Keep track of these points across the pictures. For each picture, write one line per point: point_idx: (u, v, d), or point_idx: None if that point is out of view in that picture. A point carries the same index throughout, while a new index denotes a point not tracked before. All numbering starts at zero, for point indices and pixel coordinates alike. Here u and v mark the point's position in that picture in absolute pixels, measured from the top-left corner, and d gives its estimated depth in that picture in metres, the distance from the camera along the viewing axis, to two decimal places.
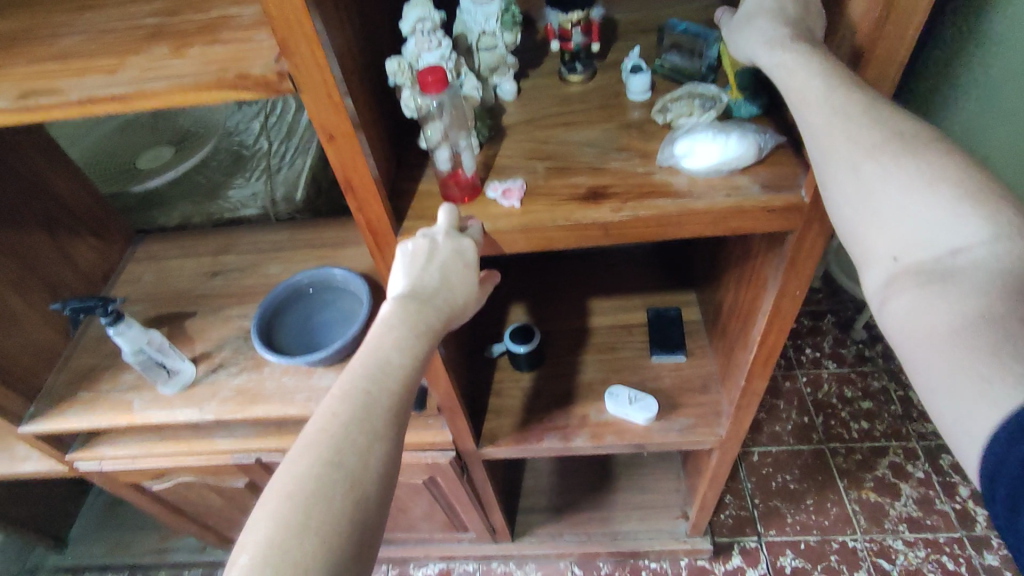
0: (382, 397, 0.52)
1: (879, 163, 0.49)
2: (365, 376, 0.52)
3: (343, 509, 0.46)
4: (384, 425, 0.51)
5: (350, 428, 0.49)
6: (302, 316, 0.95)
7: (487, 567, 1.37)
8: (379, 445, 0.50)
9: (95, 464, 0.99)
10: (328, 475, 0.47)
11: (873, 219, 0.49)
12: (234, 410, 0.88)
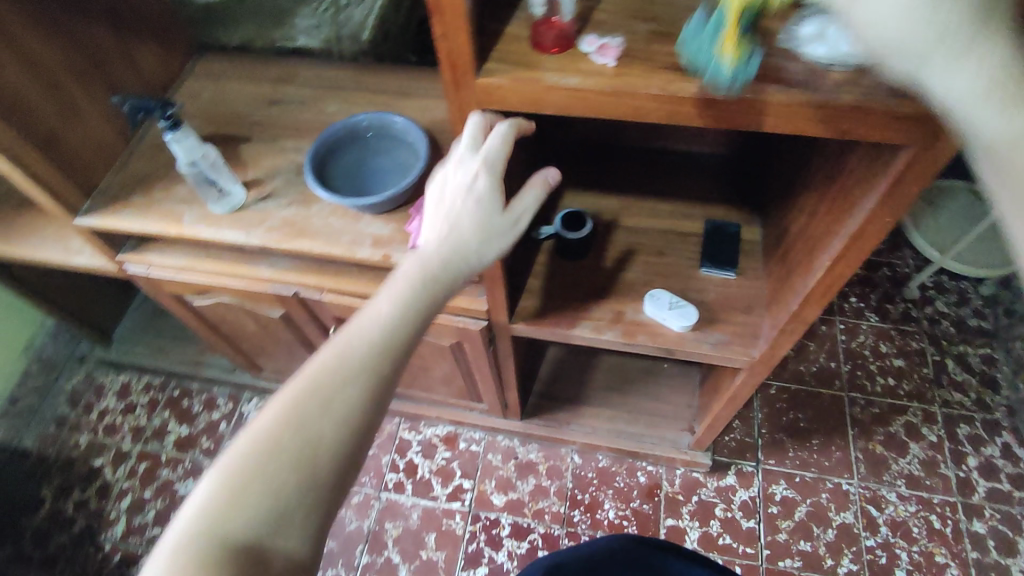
0: (357, 361, 0.56)
1: None
2: (374, 320, 0.58)
3: (328, 432, 0.53)
4: (352, 389, 0.55)
5: (323, 389, 0.55)
6: (357, 159, 0.92)
7: (492, 438, 1.45)
8: (345, 407, 0.55)
9: (144, 269, 1.03)
10: (290, 429, 0.53)
11: None
12: (280, 240, 0.89)
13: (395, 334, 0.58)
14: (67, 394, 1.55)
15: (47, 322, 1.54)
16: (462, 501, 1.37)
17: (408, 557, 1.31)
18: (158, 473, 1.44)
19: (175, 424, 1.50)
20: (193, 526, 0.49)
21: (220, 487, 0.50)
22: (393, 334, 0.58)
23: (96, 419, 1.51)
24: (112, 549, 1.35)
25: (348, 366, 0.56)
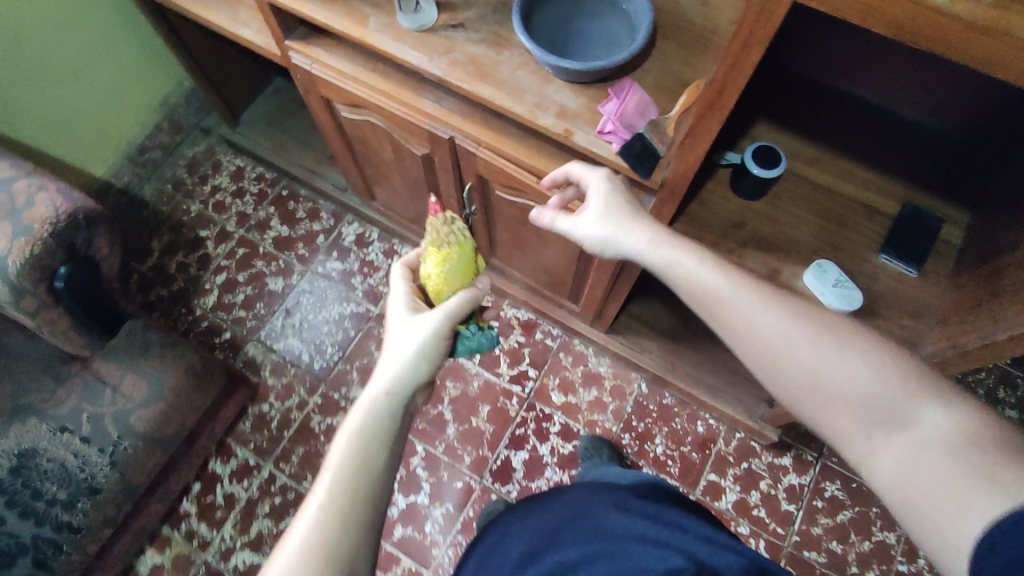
0: (377, 439, 0.59)
1: (823, 342, 0.58)
2: (374, 409, 0.60)
3: (362, 502, 0.56)
4: (379, 463, 0.58)
5: (356, 470, 0.57)
6: (566, 16, 0.83)
7: (568, 339, 1.43)
8: (377, 479, 0.58)
9: (307, 63, 0.98)
10: (339, 504, 0.55)
11: (841, 392, 0.56)
12: (461, 78, 0.82)
13: (398, 406, 0.61)
14: (188, 161, 1.60)
15: (185, 85, 1.55)
16: (523, 387, 1.39)
17: (459, 419, 1.36)
18: (254, 262, 1.50)
19: (278, 223, 1.53)
20: None
21: None
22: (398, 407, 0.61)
23: (209, 193, 1.56)
24: (201, 316, 1.44)
25: (356, 462, 0.58)
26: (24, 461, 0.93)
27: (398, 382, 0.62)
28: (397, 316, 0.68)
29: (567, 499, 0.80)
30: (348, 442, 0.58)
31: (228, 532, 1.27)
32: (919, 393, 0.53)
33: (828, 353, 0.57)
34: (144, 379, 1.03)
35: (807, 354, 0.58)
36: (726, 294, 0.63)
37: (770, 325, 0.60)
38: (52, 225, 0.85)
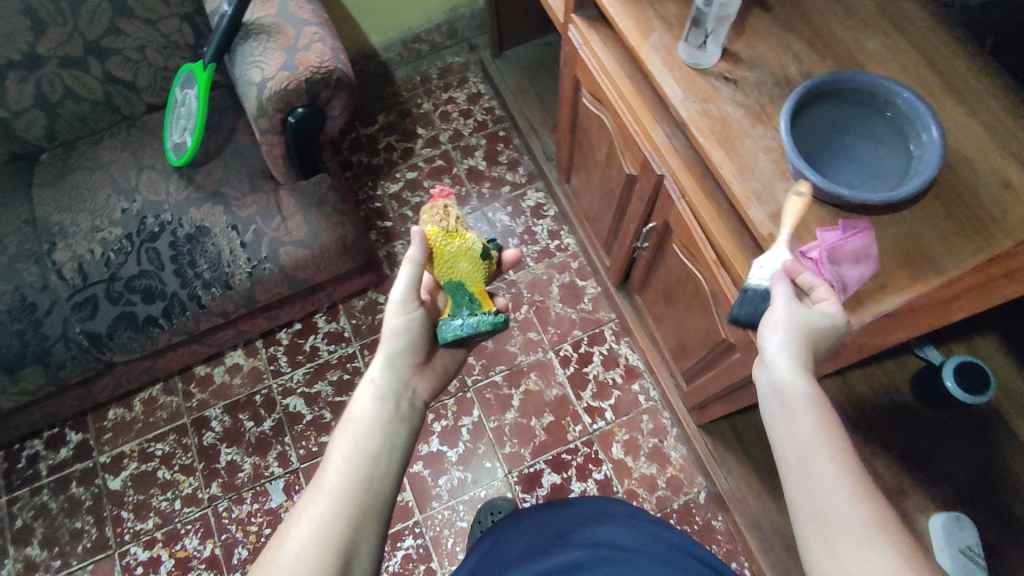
0: (364, 415, 0.68)
1: (833, 455, 0.55)
2: (364, 399, 0.70)
3: (364, 461, 0.63)
4: (366, 431, 0.66)
5: (349, 444, 0.65)
6: (846, 123, 0.75)
7: (660, 408, 1.37)
8: (366, 444, 0.65)
9: (579, 42, 1.00)
10: (342, 468, 0.62)
11: (823, 504, 0.53)
12: (702, 131, 0.79)
13: (385, 392, 0.71)
14: (444, 66, 1.73)
15: (478, 3, 1.67)
16: (592, 421, 1.37)
17: (522, 410, 1.38)
18: (442, 177, 1.60)
19: (480, 155, 1.62)
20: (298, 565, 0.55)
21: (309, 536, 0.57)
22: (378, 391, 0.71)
23: (443, 101, 1.68)
24: (378, 196, 1.58)
25: (349, 444, 0.65)
26: (198, 235, 1.14)
27: (384, 374, 0.73)
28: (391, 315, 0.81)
29: (572, 504, 0.85)
30: (343, 433, 0.66)
31: (298, 376, 1.43)
32: (885, 542, 0.50)
33: (829, 465, 0.54)
34: (306, 225, 1.15)
35: (818, 444, 0.55)
36: (794, 382, 0.59)
37: (803, 404, 0.58)
38: (310, 74, 0.97)
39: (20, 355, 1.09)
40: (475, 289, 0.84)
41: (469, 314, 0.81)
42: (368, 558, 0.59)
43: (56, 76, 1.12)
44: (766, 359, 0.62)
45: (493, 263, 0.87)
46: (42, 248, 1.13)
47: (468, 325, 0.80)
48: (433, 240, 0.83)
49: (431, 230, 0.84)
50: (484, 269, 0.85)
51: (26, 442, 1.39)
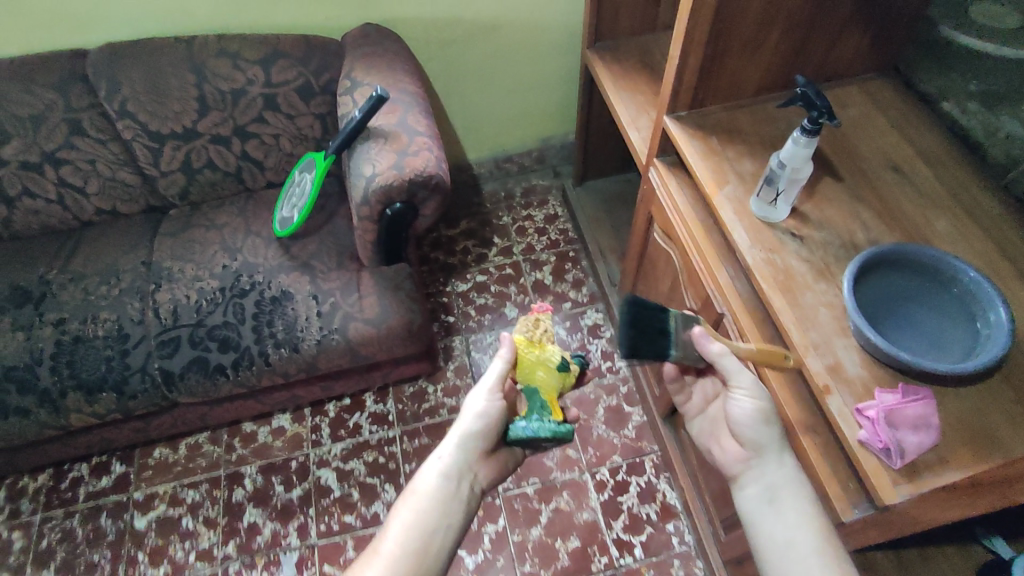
0: (431, 489, 0.80)
1: (801, 504, 0.78)
2: (429, 478, 0.82)
3: (427, 532, 0.77)
4: (430, 503, 0.79)
5: (415, 513, 0.78)
6: (910, 291, 0.78)
7: (693, 555, 1.29)
8: (431, 516, 0.78)
9: (657, 182, 1.09)
10: (406, 536, 0.76)
11: (790, 534, 0.77)
12: (765, 278, 0.83)
13: (450, 474, 0.82)
14: (528, 186, 1.88)
15: (569, 137, 1.84)
16: (620, 556, 1.30)
17: (549, 529, 1.33)
18: (509, 284, 1.68)
19: (548, 270, 1.70)
20: None
21: None
22: (449, 469, 0.83)
23: (522, 216, 1.81)
24: (447, 292, 1.68)
25: (408, 519, 0.77)
26: (282, 298, 1.24)
27: (452, 457, 0.83)
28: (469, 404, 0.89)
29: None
30: (406, 507, 0.79)
31: (336, 449, 1.45)
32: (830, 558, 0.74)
33: (797, 510, 0.78)
34: (379, 305, 1.24)
35: (793, 493, 0.79)
36: (785, 485, 0.80)
37: (783, 471, 0.81)
38: (414, 176, 1.10)
39: (102, 379, 1.18)
40: (547, 398, 0.90)
41: (535, 419, 0.86)
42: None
43: (203, 148, 1.31)
44: (756, 436, 0.83)
45: (568, 376, 0.94)
46: (149, 287, 1.26)
47: (530, 427, 0.85)
48: (517, 346, 0.93)
49: (518, 338, 0.94)
50: (558, 380, 0.92)
51: (75, 464, 1.46)
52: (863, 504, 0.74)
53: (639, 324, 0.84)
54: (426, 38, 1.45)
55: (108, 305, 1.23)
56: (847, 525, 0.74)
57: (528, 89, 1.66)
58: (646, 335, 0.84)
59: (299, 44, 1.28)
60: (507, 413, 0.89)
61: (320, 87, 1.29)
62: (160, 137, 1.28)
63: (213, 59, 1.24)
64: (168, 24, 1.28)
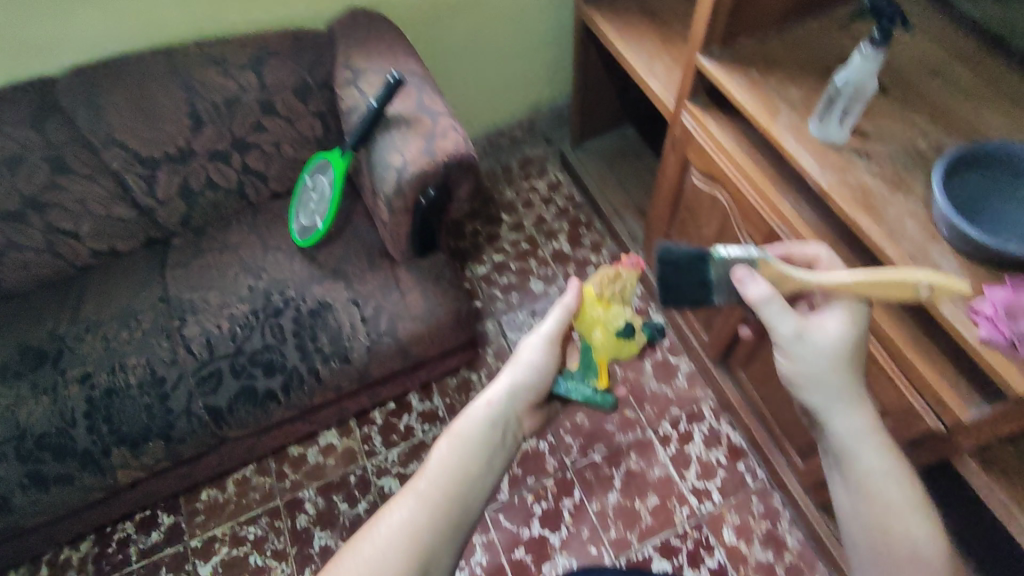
0: (477, 429, 0.73)
1: (883, 455, 0.69)
2: (475, 418, 0.75)
3: (468, 477, 0.69)
4: (474, 444, 0.72)
5: (456, 453, 0.70)
6: (989, 188, 0.79)
7: (769, 489, 1.32)
8: (476, 459, 0.70)
9: (693, 126, 1.08)
10: (445, 474, 0.68)
11: (875, 493, 0.68)
12: (845, 199, 0.83)
13: (495, 418, 0.75)
14: (524, 158, 1.84)
15: (557, 102, 1.80)
16: (699, 503, 1.31)
17: (625, 491, 1.33)
18: (528, 259, 1.65)
19: (563, 238, 1.68)
20: (387, 552, 0.61)
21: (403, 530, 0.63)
22: (496, 411, 0.76)
23: (525, 189, 1.78)
24: (467, 278, 1.63)
25: (450, 457, 0.70)
26: (320, 310, 1.18)
27: (500, 400, 0.77)
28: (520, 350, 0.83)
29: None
30: (447, 443, 0.72)
31: (392, 456, 1.41)
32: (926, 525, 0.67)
33: (881, 465, 0.69)
34: (423, 300, 1.19)
35: (872, 444, 0.70)
36: (856, 435, 0.70)
37: (859, 420, 0.71)
38: (446, 158, 1.05)
39: (145, 430, 1.10)
40: (596, 359, 0.84)
41: (575, 378, 0.83)
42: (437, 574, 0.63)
43: (202, 168, 1.22)
44: (810, 380, 0.73)
45: (631, 343, 0.84)
46: (174, 324, 1.18)
47: (562, 384, 0.83)
48: (584, 297, 0.86)
49: (588, 288, 0.87)
50: (615, 347, 0.83)
51: (118, 524, 1.37)
52: (979, 403, 0.76)
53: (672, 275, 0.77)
54: (410, 17, 1.38)
55: (134, 349, 1.15)
56: (967, 426, 0.76)
57: (515, 57, 1.61)
58: (682, 283, 0.77)
59: (287, 40, 1.20)
60: (556, 366, 0.83)
61: (317, 84, 1.22)
62: (154, 163, 1.18)
63: (199, 69, 1.16)
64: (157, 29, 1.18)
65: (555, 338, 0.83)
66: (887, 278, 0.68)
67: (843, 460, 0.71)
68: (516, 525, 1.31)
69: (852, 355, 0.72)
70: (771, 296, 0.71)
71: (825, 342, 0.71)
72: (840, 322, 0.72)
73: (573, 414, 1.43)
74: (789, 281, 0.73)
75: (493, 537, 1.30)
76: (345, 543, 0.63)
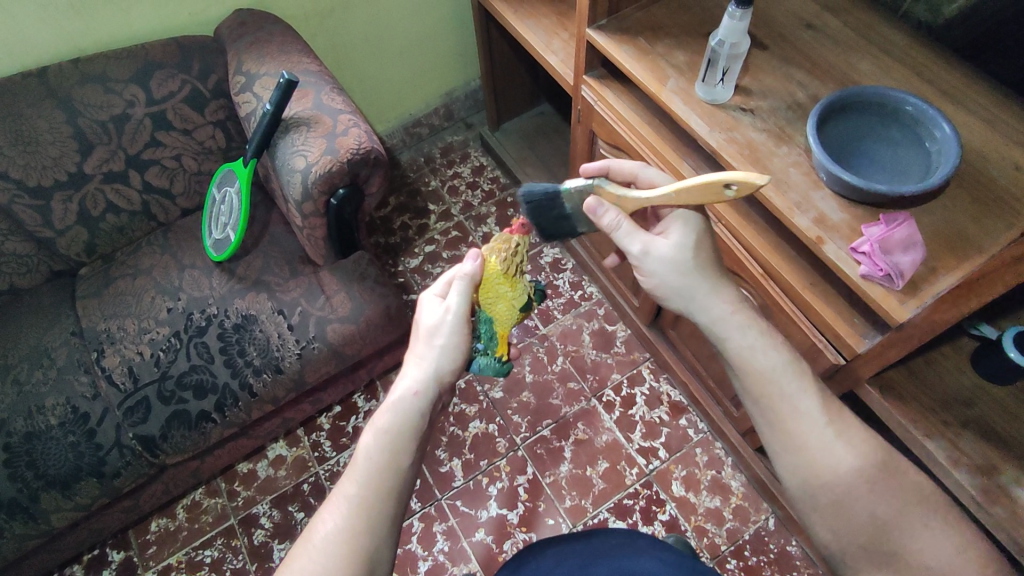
0: (402, 419, 0.68)
1: (800, 385, 0.68)
2: (402, 407, 0.68)
3: (395, 473, 0.65)
4: (403, 436, 0.67)
5: (381, 450, 0.65)
6: (861, 132, 0.84)
7: (711, 438, 1.38)
8: (404, 451, 0.66)
9: (593, 98, 1.09)
10: (375, 477, 0.64)
11: (806, 434, 0.66)
12: (733, 155, 0.86)
13: (426, 402, 0.70)
14: (445, 145, 1.83)
15: (471, 84, 1.80)
16: (648, 462, 1.36)
17: (576, 461, 1.37)
18: (460, 246, 1.65)
19: (492, 222, 1.69)
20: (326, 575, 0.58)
21: (337, 549, 0.59)
22: (422, 396, 0.70)
23: (449, 176, 1.77)
24: (400, 272, 1.62)
25: (379, 455, 0.65)
26: (245, 323, 1.16)
27: (426, 383, 0.71)
28: (432, 325, 0.75)
29: (596, 534, 0.77)
30: (374, 438, 0.66)
31: (344, 458, 1.40)
32: (852, 453, 0.65)
33: (800, 397, 0.68)
34: (350, 300, 1.18)
35: (789, 378, 0.68)
36: (770, 367, 0.69)
37: (765, 351, 0.70)
38: (351, 154, 1.04)
39: (74, 469, 1.06)
40: (499, 331, 0.84)
41: (481, 353, 0.84)
42: (382, 572, 0.61)
43: (98, 191, 1.17)
44: (699, 302, 0.73)
45: (528, 315, 0.85)
46: (91, 357, 1.14)
47: (473, 362, 0.83)
48: (488, 270, 0.82)
49: (490, 261, 0.83)
50: (517, 316, 0.84)
51: (65, 569, 1.32)
52: (871, 333, 0.82)
53: (534, 217, 0.84)
54: (305, 14, 1.34)
55: (51, 390, 1.11)
56: (863, 355, 0.82)
57: (419, 45, 1.59)
58: (544, 219, 0.83)
59: (172, 50, 1.15)
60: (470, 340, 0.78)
61: (210, 92, 1.18)
62: (45, 192, 1.13)
63: (79, 88, 1.10)
64: (5, 61, 1.10)
65: (467, 315, 0.77)
66: (694, 184, 0.67)
67: (768, 416, 0.69)
68: (474, 509, 1.33)
69: (706, 265, 0.74)
70: (616, 223, 0.75)
71: (670, 254, 0.74)
72: (680, 234, 0.76)
73: (519, 393, 1.46)
74: (625, 203, 0.77)
75: (452, 523, 1.32)
76: (280, 566, 0.59)
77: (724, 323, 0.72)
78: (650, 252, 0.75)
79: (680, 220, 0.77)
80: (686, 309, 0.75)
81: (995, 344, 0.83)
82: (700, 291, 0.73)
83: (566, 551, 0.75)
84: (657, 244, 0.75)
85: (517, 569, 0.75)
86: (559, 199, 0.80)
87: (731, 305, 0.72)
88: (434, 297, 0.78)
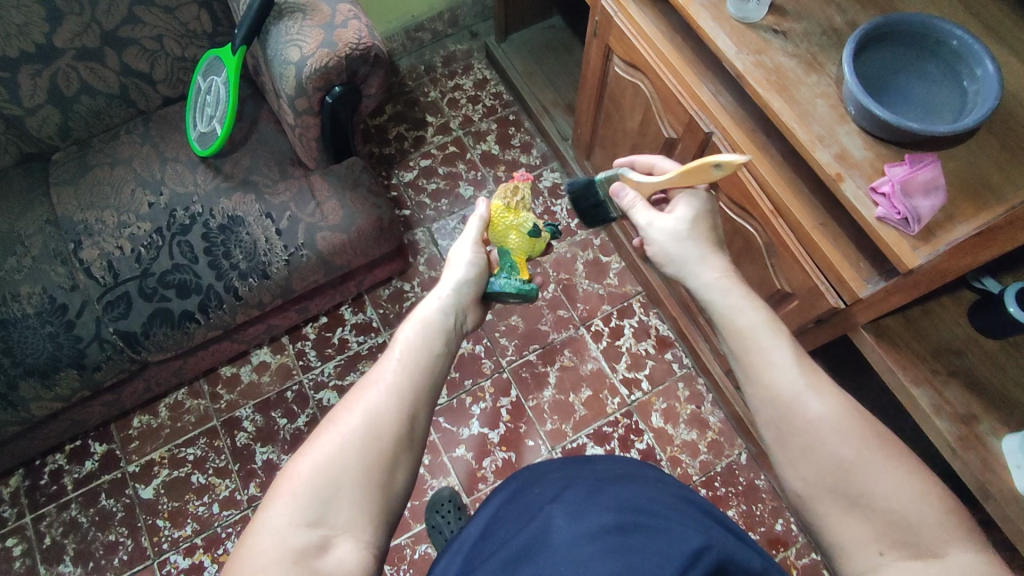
0: (435, 316, 0.70)
1: (778, 339, 0.66)
2: (433, 308, 0.71)
3: (430, 356, 0.66)
4: (434, 329, 0.69)
5: (417, 335, 0.67)
6: (896, 66, 0.79)
7: (695, 374, 1.40)
8: (438, 340, 0.68)
9: (614, 8, 1.02)
10: (414, 356, 0.65)
11: (774, 388, 0.64)
12: (759, 80, 0.81)
13: (453, 306, 0.73)
14: (447, 54, 1.73)
15: None
16: (630, 393, 1.38)
17: (560, 387, 1.38)
18: (457, 163, 1.59)
19: (492, 140, 1.62)
20: (368, 429, 0.58)
21: (381, 409, 0.59)
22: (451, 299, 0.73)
23: (450, 88, 1.68)
24: (394, 186, 1.57)
25: (417, 337, 0.67)
26: (231, 225, 1.11)
27: (453, 292, 0.74)
28: (459, 252, 0.79)
29: (595, 464, 0.76)
30: (414, 325, 0.69)
31: (329, 369, 1.40)
32: (822, 395, 0.63)
33: (775, 353, 0.66)
34: (342, 209, 1.13)
35: (767, 329, 0.67)
36: (743, 310, 0.69)
37: (746, 307, 0.69)
38: (349, 48, 0.96)
39: (53, 359, 1.04)
40: (517, 258, 0.85)
41: (502, 276, 0.83)
42: (417, 440, 0.61)
43: (72, 68, 1.09)
44: (694, 267, 0.74)
45: (542, 241, 0.87)
46: (68, 248, 1.10)
47: (494, 284, 0.82)
48: (493, 210, 0.85)
49: (493, 202, 0.86)
50: (531, 244, 0.85)
51: (48, 457, 1.34)
52: (876, 278, 0.80)
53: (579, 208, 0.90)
54: None
55: (26, 278, 1.07)
56: (864, 300, 0.81)
57: None
58: (582, 205, 0.90)
59: None
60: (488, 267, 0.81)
61: None
62: (13, 64, 1.04)
63: None
64: None
65: (480, 243, 0.81)
66: (689, 165, 0.73)
67: (744, 364, 0.68)
68: (456, 426, 1.35)
69: (705, 238, 0.76)
70: (633, 203, 0.80)
71: (671, 226, 0.77)
72: (685, 208, 0.78)
73: (508, 317, 1.44)
74: (644, 188, 0.81)
75: (433, 438, 1.34)
76: (321, 424, 0.59)
77: (712, 286, 0.72)
78: (658, 225, 0.77)
79: (691, 198, 0.79)
80: (682, 269, 0.75)
81: (996, 299, 0.82)
82: (694, 254, 0.75)
83: (571, 477, 0.72)
84: (660, 219, 0.78)
85: (520, 494, 0.73)
86: (594, 187, 0.87)
87: (718, 270, 0.73)
88: (460, 238, 0.81)
